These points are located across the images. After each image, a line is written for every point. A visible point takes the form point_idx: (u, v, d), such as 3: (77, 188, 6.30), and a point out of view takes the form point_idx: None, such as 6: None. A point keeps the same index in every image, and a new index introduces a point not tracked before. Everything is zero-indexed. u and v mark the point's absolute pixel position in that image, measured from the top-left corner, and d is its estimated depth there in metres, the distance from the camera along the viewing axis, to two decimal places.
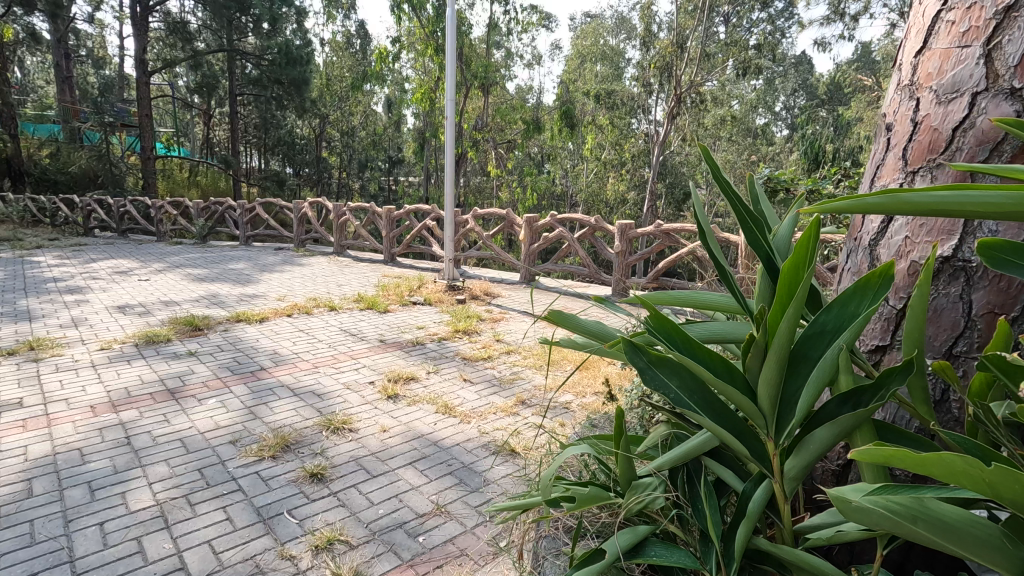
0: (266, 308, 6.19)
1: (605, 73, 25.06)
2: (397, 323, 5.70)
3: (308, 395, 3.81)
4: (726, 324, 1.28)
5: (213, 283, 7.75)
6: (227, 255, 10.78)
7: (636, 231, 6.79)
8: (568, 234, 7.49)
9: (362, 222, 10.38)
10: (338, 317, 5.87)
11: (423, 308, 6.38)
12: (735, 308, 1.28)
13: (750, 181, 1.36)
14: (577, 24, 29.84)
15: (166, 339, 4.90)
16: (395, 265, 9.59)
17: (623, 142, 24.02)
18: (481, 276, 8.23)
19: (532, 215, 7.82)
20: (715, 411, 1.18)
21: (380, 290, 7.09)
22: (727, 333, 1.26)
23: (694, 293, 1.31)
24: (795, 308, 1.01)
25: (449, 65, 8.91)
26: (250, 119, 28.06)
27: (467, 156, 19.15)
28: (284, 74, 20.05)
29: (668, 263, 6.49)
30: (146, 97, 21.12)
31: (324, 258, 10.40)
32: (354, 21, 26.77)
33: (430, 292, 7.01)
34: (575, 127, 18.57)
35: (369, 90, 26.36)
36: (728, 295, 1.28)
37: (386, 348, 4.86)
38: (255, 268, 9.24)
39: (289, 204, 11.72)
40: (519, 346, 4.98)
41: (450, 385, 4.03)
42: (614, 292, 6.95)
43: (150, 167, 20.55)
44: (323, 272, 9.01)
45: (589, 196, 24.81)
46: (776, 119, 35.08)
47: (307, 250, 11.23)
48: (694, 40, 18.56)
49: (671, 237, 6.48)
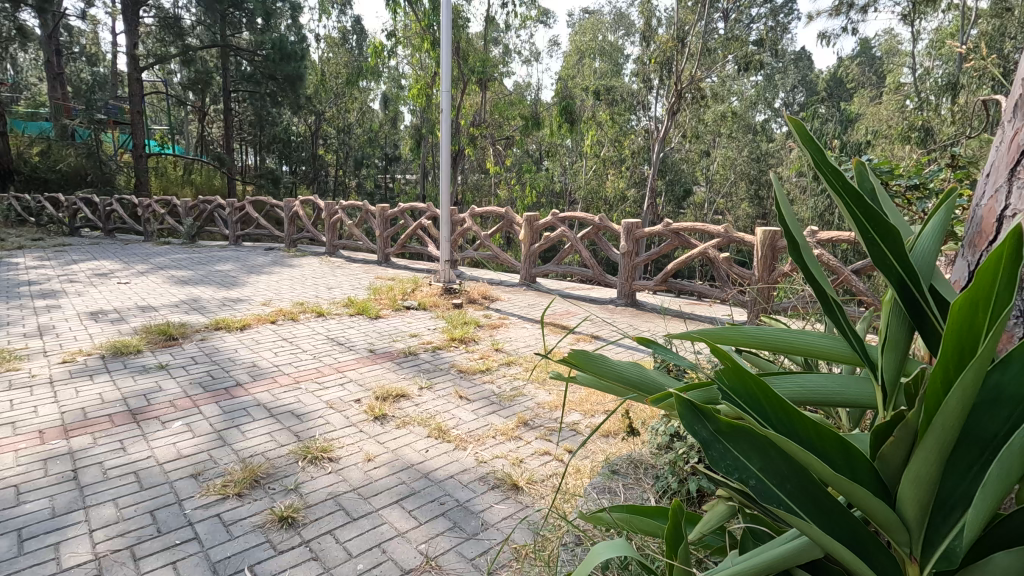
0: (249, 314, 5.79)
1: (604, 69, 24.64)
2: (388, 331, 5.31)
3: (287, 416, 3.42)
4: (830, 377, 0.88)
5: (195, 287, 7.36)
6: (214, 256, 10.36)
7: (643, 231, 6.39)
8: (571, 233, 7.08)
9: (355, 221, 9.97)
10: (326, 325, 5.47)
11: (416, 313, 5.99)
12: (841, 354, 0.88)
13: (859, 169, 0.96)
14: (575, 19, 29.43)
15: (136, 350, 4.49)
16: (389, 266, 9.18)
17: (622, 139, 23.58)
18: (478, 278, 7.84)
19: (533, 214, 7.41)
20: (823, 512, 0.79)
21: (371, 293, 6.69)
22: (833, 391, 0.86)
23: (783, 331, 0.91)
24: (965, 379, 0.59)
25: (444, 55, 8.46)
26: (245, 117, 27.57)
27: (465, 152, 18.72)
28: (278, 70, 19.56)
29: (677, 264, 6.11)
30: (137, 94, 20.61)
31: (315, 259, 9.99)
32: (348, 16, 26.33)
33: (424, 295, 6.60)
34: (574, 123, 18.17)
35: (364, 86, 25.91)
36: (830, 334, 0.88)
37: (376, 360, 4.47)
38: (242, 270, 8.82)
39: (279, 202, 11.30)
40: (520, 356, 4.59)
41: (443, 403, 3.64)
42: (619, 294, 6.58)
43: (141, 165, 20.07)
44: (313, 274, 8.60)
45: (588, 193, 24.34)
46: (776, 115, 34.70)
47: (298, 251, 10.82)
48: (695, 33, 18.16)
49: (681, 236, 6.06)
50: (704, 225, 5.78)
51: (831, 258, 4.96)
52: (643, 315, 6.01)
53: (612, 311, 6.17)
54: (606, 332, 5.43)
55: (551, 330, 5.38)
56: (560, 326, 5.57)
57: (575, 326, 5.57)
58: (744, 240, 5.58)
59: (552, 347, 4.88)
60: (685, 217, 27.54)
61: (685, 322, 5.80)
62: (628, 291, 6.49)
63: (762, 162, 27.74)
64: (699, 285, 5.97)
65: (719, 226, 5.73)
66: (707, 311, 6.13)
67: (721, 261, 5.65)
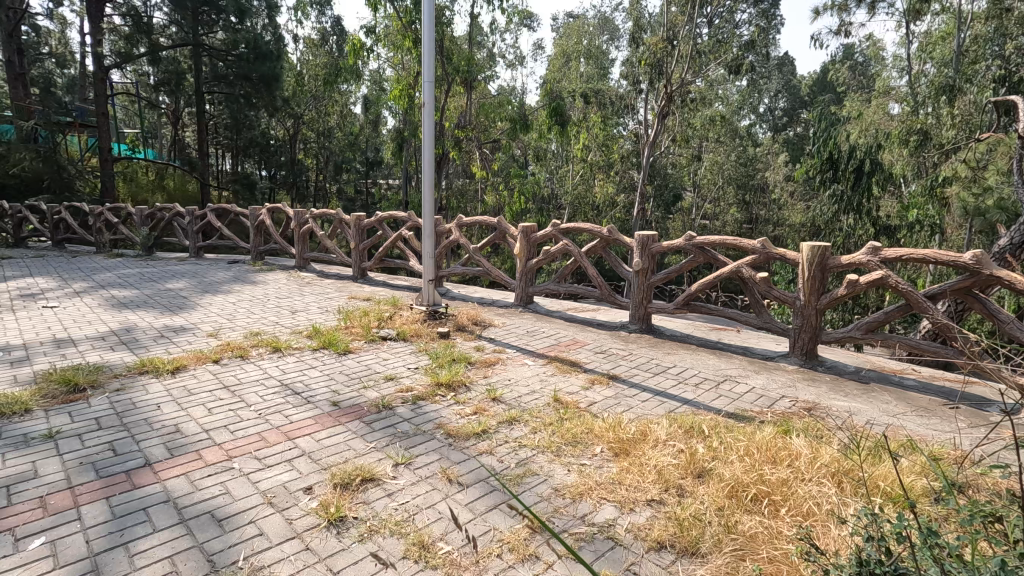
0: (190, 350, 4.73)
1: (590, 73, 23.96)
2: (357, 372, 4.33)
3: (204, 522, 2.42)
4: None
5: (135, 312, 6.25)
6: (169, 272, 9.21)
7: (661, 245, 5.46)
8: (575, 247, 6.13)
9: (328, 232, 8.94)
10: (282, 364, 4.44)
11: (393, 345, 5.01)
12: None
13: None
14: (559, 23, 28.85)
15: (22, 411, 3.42)
16: (366, 283, 8.18)
17: (611, 144, 22.84)
18: (467, 300, 6.89)
19: (530, 225, 6.44)
20: None
21: (341, 319, 5.68)
22: None
23: None
24: None
25: (426, 44, 7.49)
26: (219, 120, 26.27)
27: (450, 156, 17.77)
28: (253, 69, 18.33)
29: (703, 285, 5.17)
30: (102, 94, 19.25)
31: (282, 274, 8.94)
32: (326, 16, 25.40)
33: (403, 322, 5.58)
34: (566, 125, 17.32)
35: (344, 89, 24.91)
36: None
37: (338, 420, 3.46)
38: (196, 288, 7.72)
39: (244, 210, 10.20)
40: (524, 411, 3.62)
41: (426, 491, 2.67)
42: (631, 318, 5.67)
43: (107, 169, 18.63)
44: (279, 293, 7.55)
45: (576, 199, 23.35)
46: (760, 121, 34.39)
47: (265, 265, 9.72)
48: (686, 35, 17.52)
49: (708, 252, 5.16)
50: (736, 238, 4.91)
51: (901, 281, 4.07)
52: (662, 346, 5.10)
53: (626, 341, 5.26)
54: (623, 367, 4.52)
55: (558, 368, 4.44)
56: (568, 361, 4.62)
57: (586, 362, 4.63)
58: (787, 257, 4.69)
59: (562, 393, 3.94)
60: (673, 224, 26.92)
61: (713, 355, 4.90)
62: (642, 315, 5.58)
63: (750, 167, 27.25)
64: (729, 309, 5.05)
65: (755, 240, 4.84)
66: (738, 340, 5.24)
67: (758, 281, 4.75)
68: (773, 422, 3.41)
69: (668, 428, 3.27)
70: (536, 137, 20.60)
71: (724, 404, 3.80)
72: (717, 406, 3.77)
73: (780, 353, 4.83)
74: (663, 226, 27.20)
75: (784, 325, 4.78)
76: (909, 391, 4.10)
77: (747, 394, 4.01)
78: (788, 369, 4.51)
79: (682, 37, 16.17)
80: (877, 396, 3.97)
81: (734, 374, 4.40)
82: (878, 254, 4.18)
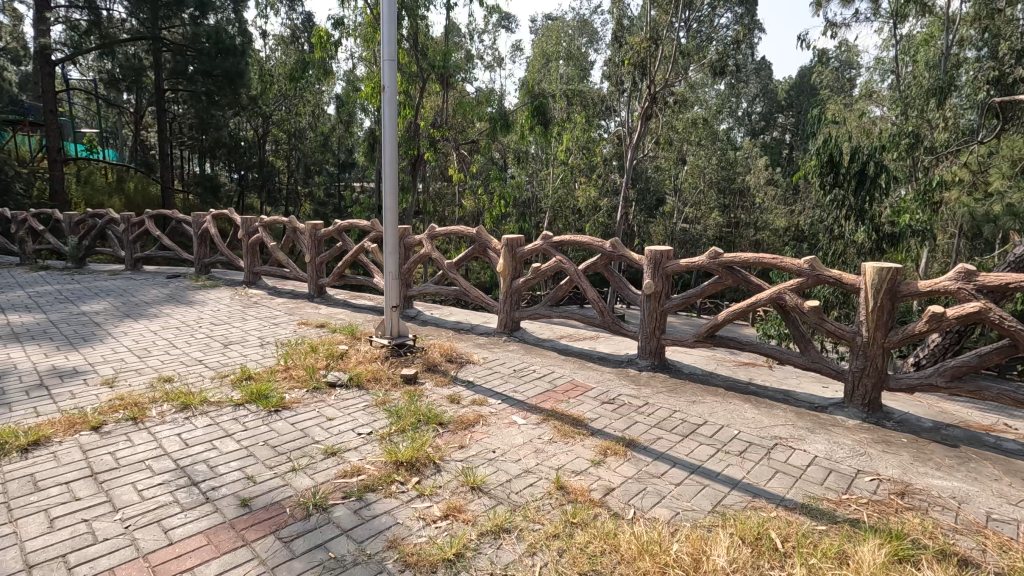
0: (67, 409, 3.53)
1: (571, 74, 23.05)
2: (289, 442, 3.21)
3: None
4: None
5: (25, 346, 5.00)
6: (94, 289, 7.89)
7: (677, 263, 4.45)
8: (570, 263, 5.09)
9: (280, 243, 7.75)
10: (186, 431, 3.29)
11: (343, 396, 3.90)
12: None
13: None
14: (538, 25, 27.82)
15: None
16: (323, 303, 7.04)
17: (593, 147, 21.91)
18: (439, 326, 5.81)
19: (515, 236, 5.40)
20: None
21: (281, 358, 4.53)
22: None
23: None
24: None
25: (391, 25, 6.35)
26: (180, 119, 24.64)
27: (424, 157, 16.62)
28: (213, 65, 16.71)
29: (733, 314, 4.15)
30: (49, 88, 17.50)
31: (228, 291, 7.73)
32: (292, 13, 23.96)
33: (357, 361, 4.46)
34: (547, 125, 16.24)
35: (314, 88, 23.59)
36: None
37: (241, 538, 2.33)
38: (119, 311, 6.48)
39: (186, 216, 8.91)
40: (516, 511, 2.55)
41: None
42: (639, 352, 4.66)
43: (56, 170, 16.98)
44: (218, 315, 6.36)
45: (556, 202, 22.19)
46: (738, 125, 33.92)
47: (209, 279, 8.49)
48: (668, 36, 16.66)
49: (736, 272, 4.21)
50: (776, 258, 3.95)
51: (1007, 317, 3.13)
52: (684, 392, 4.08)
53: (638, 385, 4.21)
54: (642, 428, 3.49)
55: (560, 431, 3.37)
56: (569, 419, 3.56)
57: (592, 420, 3.57)
58: (842, 280, 3.72)
59: (566, 475, 2.88)
60: (655, 227, 26.13)
61: (749, 404, 3.89)
62: (654, 348, 4.57)
63: (730, 170, 26.59)
64: (766, 344, 4.07)
65: (800, 261, 3.86)
66: (773, 381, 4.27)
67: (807, 311, 3.74)
68: (871, 530, 2.41)
69: (729, 548, 2.23)
70: (516, 139, 19.56)
71: (787, 490, 2.79)
72: (784, 496, 2.74)
73: (832, 401, 3.86)
74: (646, 231, 26.40)
75: (838, 366, 3.79)
76: (1014, 459, 3.14)
77: (815, 471, 2.99)
78: (852, 426, 3.53)
79: (667, 35, 15.33)
80: (984, 470, 3.00)
81: (788, 436, 3.38)
82: (975, 283, 3.24)
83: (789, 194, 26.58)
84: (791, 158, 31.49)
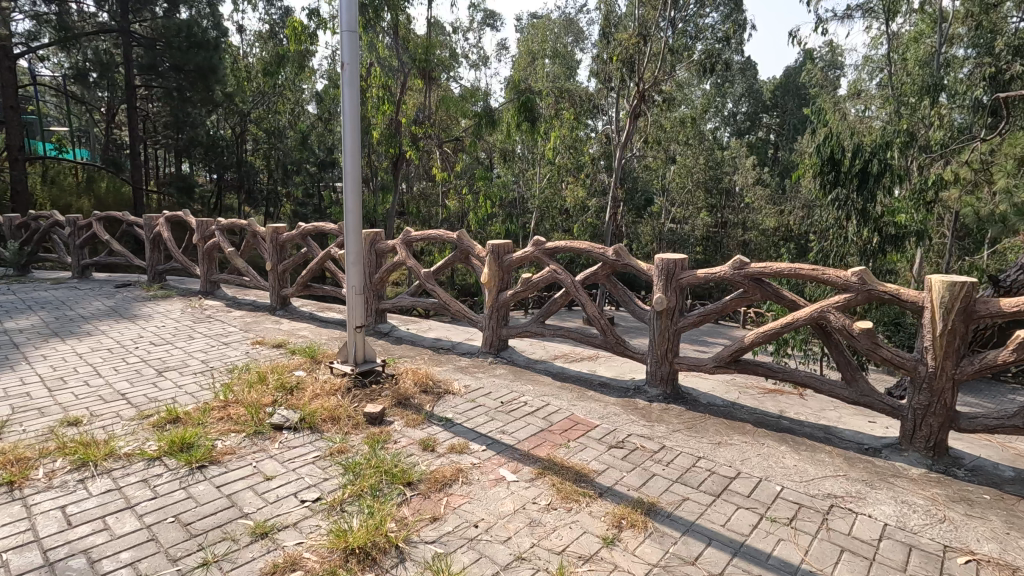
0: None
1: (558, 71, 22.28)
2: (208, 517, 2.45)
3: None
4: None
5: None
6: (30, 301, 7.01)
7: (695, 273, 3.76)
8: (565, 274, 4.39)
9: (239, 249, 6.96)
10: (73, 502, 2.52)
11: (287, 443, 3.15)
12: None
13: None
14: (523, 23, 27.01)
15: None
16: (286, 317, 6.27)
17: (581, 147, 21.17)
18: (415, 344, 5.09)
19: (502, 241, 4.68)
20: None
21: (222, 391, 3.76)
22: None
23: None
24: None
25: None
26: (150, 117, 23.45)
27: (406, 156, 15.78)
28: (184, 60, 14.68)
29: (766, 336, 3.46)
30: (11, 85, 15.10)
31: (183, 301, 6.93)
32: (269, 8, 22.91)
33: (314, 394, 3.72)
34: (534, 122, 15.51)
35: (292, 85, 22.61)
36: None
37: None
38: (50, 328, 5.65)
39: (137, 218, 8.06)
40: None
41: None
42: (648, 378, 3.97)
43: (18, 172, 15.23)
44: (165, 332, 5.56)
45: (543, 203, 21.39)
46: (725, 124, 33.54)
47: (163, 288, 7.66)
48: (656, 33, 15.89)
49: (766, 285, 3.53)
50: (818, 269, 3.28)
51: None
52: (705, 430, 3.39)
53: (651, 421, 3.52)
54: (663, 483, 2.79)
55: (561, 493, 2.66)
56: (571, 471, 2.87)
57: (600, 472, 2.88)
58: (900, 297, 3.06)
59: (572, 563, 2.18)
60: (643, 228, 25.44)
61: (785, 445, 3.22)
62: (666, 374, 3.88)
63: (717, 170, 26.10)
64: (802, 372, 3.41)
65: (847, 273, 3.19)
66: (807, 414, 3.61)
67: (858, 335, 3.08)
68: None
69: None
70: (502, 137, 18.75)
71: None
72: None
73: (884, 441, 3.22)
74: (634, 232, 25.77)
75: (892, 400, 3.15)
76: None
77: (892, 548, 2.32)
78: (917, 476, 2.88)
79: (656, 32, 14.63)
80: None
81: (845, 494, 2.71)
82: None
83: (778, 194, 26.12)
84: (777, 158, 31.13)
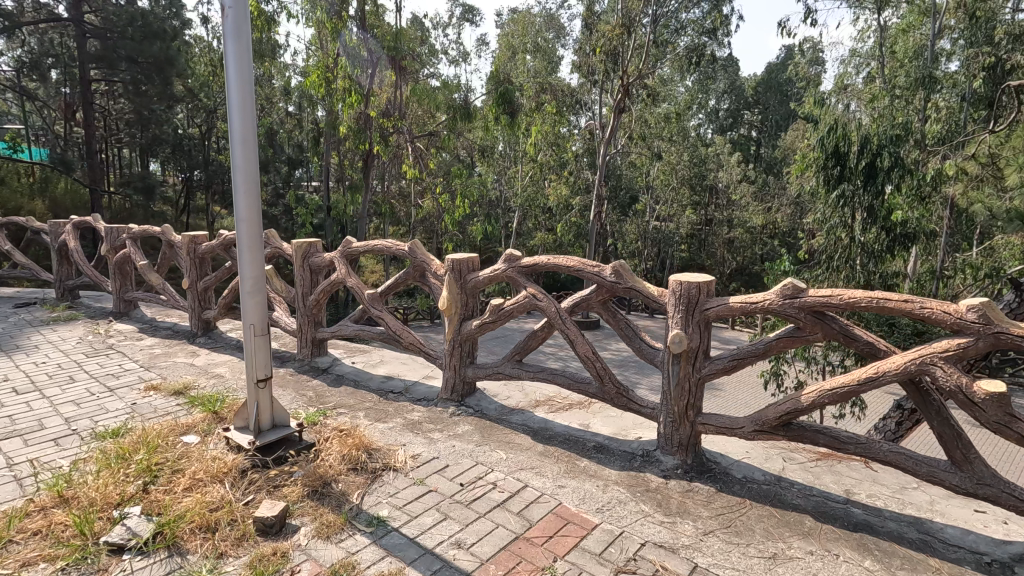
0: None
1: (540, 66, 21.10)
2: None
3: None
4: None
5: None
6: None
7: (726, 303, 2.72)
8: (548, 300, 3.33)
9: (154, 262, 5.76)
10: None
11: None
12: None
13: None
14: (502, 18, 25.68)
15: None
16: (207, 345, 5.12)
17: (564, 145, 19.99)
18: (358, 387, 3.99)
19: (466, 256, 3.63)
20: None
21: (57, 480, 2.61)
22: None
23: None
24: None
25: None
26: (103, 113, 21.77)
27: (376, 153, 14.49)
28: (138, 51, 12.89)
29: (839, 393, 2.43)
30: None
31: (89, 325, 5.71)
32: None
33: (189, 481, 2.60)
34: (513, 117, 14.30)
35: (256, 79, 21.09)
36: None
37: None
38: None
39: (44, 224, 6.84)
40: None
41: None
42: (662, 445, 2.93)
43: None
44: (46, 369, 4.39)
45: (524, 201, 20.16)
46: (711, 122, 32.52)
47: (70, 308, 6.44)
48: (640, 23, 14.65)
49: (831, 321, 2.51)
50: (912, 299, 2.27)
51: None
52: (753, 533, 2.36)
53: (673, 517, 2.47)
54: None
55: None
56: None
57: None
58: None
59: None
60: (628, 228, 24.41)
61: (870, 560, 2.19)
62: (687, 440, 2.86)
63: (702, 167, 25.01)
64: (883, 445, 2.41)
65: (959, 307, 2.18)
66: (884, 498, 2.60)
67: (982, 402, 2.08)
68: None
69: None
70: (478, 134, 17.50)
71: None
72: None
73: (1011, 550, 2.22)
74: (619, 232, 24.66)
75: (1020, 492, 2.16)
76: None
77: None
78: None
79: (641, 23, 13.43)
80: None
81: None
82: None
83: (764, 193, 25.19)
84: (762, 155, 30.21)
